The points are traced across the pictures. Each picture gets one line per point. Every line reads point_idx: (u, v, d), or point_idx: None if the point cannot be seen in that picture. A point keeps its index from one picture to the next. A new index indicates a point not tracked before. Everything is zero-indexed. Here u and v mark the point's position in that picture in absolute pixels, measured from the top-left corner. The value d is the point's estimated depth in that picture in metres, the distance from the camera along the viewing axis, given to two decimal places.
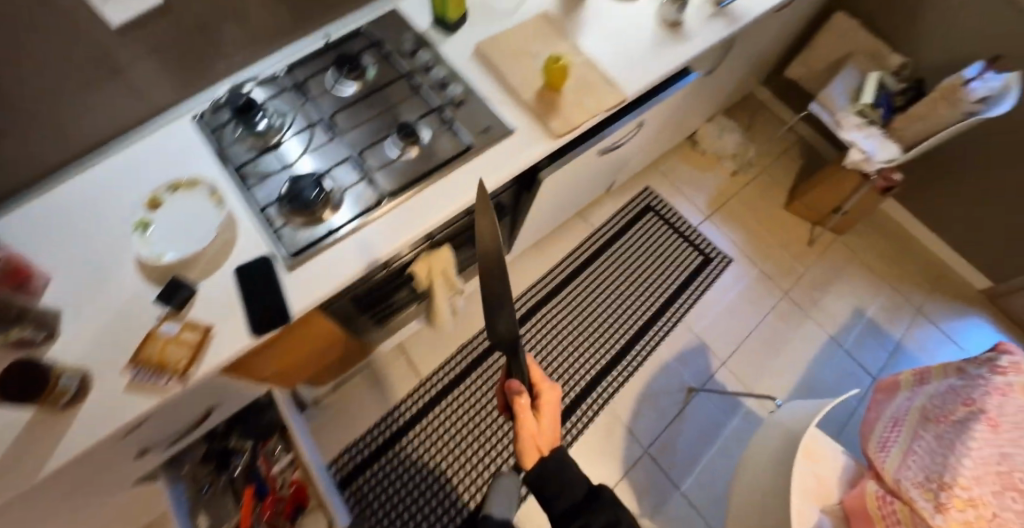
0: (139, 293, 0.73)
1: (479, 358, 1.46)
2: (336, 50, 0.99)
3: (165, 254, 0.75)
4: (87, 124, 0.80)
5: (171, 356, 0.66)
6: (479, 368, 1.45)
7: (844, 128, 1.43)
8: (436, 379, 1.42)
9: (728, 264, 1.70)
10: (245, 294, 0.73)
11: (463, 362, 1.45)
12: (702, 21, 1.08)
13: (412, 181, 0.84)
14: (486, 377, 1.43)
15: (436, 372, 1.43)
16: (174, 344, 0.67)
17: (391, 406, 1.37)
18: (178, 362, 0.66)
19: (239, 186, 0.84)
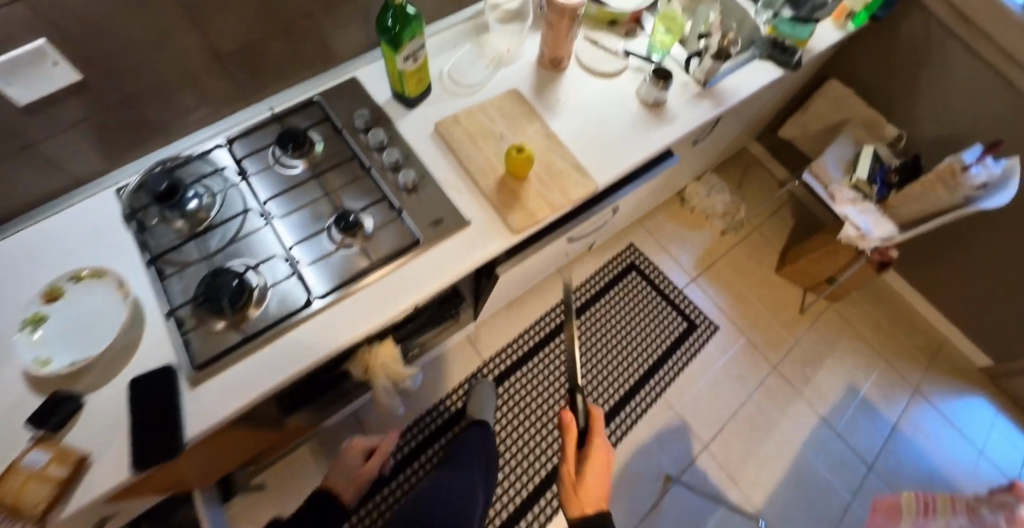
0: (17, 401, 0.67)
1: (536, 347, 1.56)
2: (281, 121, 0.92)
3: (52, 360, 0.67)
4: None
5: (28, 499, 0.57)
6: (536, 356, 1.54)
7: (838, 202, 1.35)
8: (494, 365, 1.51)
9: (713, 332, 1.61)
10: (134, 416, 0.66)
11: (520, 351, 1.55)
12: (685, 103, 1.02)
13: (347, 280, 0.77)
14: (543, 366, 1.53)
15: (492, 360, 1.52)
16: (37, 481, 0.58)
17: (434, 405, 1.44)
18: (34, 507, 0.57)
19: (153, 276, 0.76)
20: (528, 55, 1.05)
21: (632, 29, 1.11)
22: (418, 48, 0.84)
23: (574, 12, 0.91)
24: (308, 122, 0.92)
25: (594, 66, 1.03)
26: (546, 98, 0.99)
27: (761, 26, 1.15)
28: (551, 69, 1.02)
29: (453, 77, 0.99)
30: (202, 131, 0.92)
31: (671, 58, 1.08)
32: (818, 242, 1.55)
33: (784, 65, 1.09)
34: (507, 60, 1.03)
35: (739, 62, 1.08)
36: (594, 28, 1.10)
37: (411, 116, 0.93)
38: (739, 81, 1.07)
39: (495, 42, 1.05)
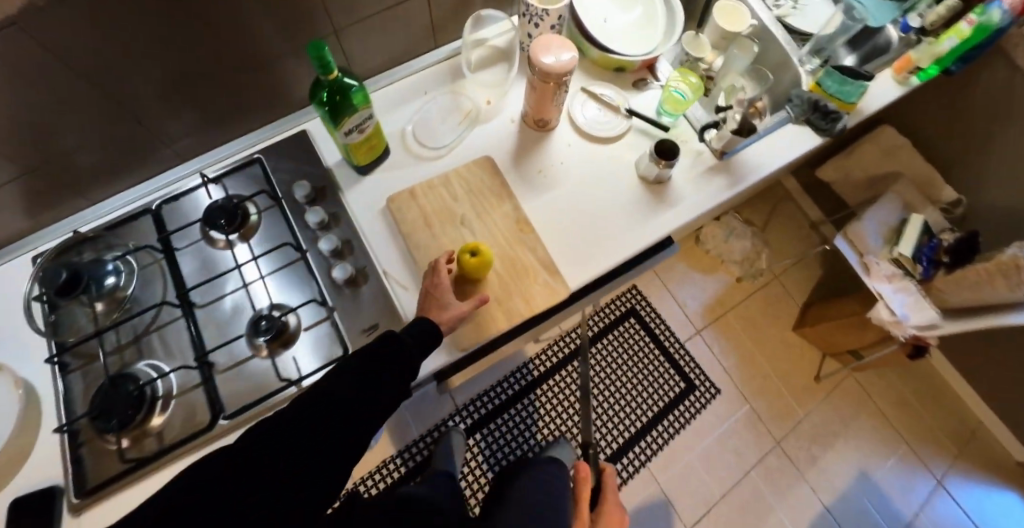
0: None
1: (534, 379, 1.48)
2: (221, 183, 0.79)
3: None
4: None
5: None
6: (534, 389, 1.47)
7: (873, 276, 1.15)
8: (488, 398, 1.45)
9: (713, 397, 1.46)
10: None
11: (518, 383, 1.48)
12: (693, 182, 0.85)
13: (257, 398, 0.70)
14: (539, 400, 1.46)
15: (487, 393, 1.46)
16: None
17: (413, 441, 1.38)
18: None
19: (55, 370, 0.71)
20: (511, 110, 0.89)
21: (643, 79, 0.93)
22: (363, 119, 0.70)
23: (562, 77, 0.75)
24: (243, 189, 0.80)
25: (590, 129, 0.87)
26: (524, 169, 0.84)
27: (803, 79, 0.92)
28: (536, 128, 0.88)
29: (418, 138, 0.85)
30: (134, 189, 0.82)
31: (686, 118, 0.89)
32: (842, 306, 1.34)
33: (818, 131, 0.87)
34: (485, 114, 0.89)
35: (769, 126, 0.88)
36: (595, 77, 0.93)
37: (365, 184, 0.81)
38: (766, 151, 0.86)
39: (473, 93, 0.91)
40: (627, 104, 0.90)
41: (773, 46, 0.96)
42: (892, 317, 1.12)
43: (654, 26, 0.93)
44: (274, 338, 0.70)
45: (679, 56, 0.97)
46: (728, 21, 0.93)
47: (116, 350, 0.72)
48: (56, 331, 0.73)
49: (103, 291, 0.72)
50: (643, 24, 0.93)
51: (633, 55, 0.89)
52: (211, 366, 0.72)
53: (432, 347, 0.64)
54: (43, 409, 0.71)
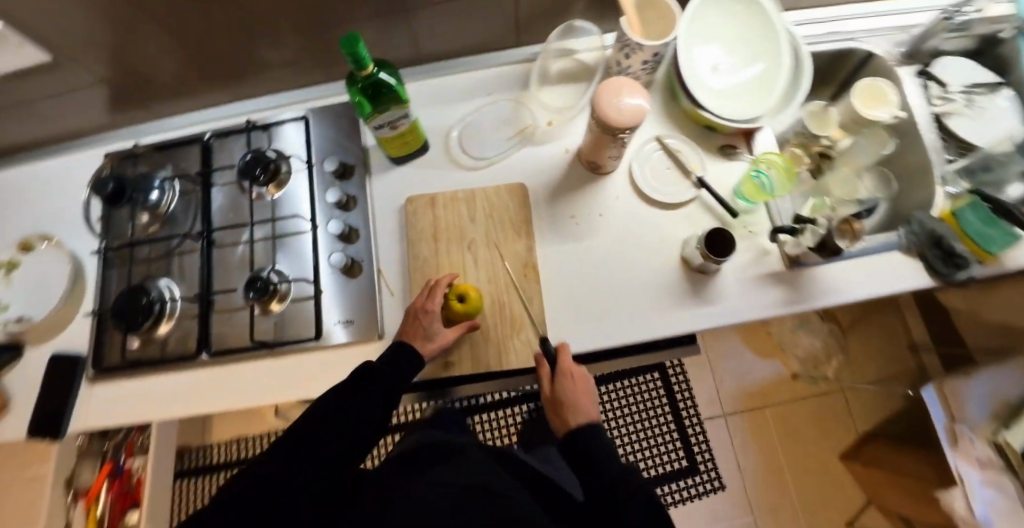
0: None
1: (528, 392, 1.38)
2: (267, 132, 0.80)
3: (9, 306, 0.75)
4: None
5: None
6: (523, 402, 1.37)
7: (959, 453, 0.86)
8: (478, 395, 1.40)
9: (715, 490, 1.26)
10: (41, 389, 0.72)
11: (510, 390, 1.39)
12: (743, 285, 0.70)
13: (236, 348, 0.71)
14: (524, 412, 1.37)
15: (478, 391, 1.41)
16: None
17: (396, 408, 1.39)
18: None
19: (101, 262, 0.77)
20: (570, 138, 0.79)
21: (733, 145, 0.77)
22: (396, 117, 0.66)
23: (619, 131, 0.62)
24: (283, 144, 0.80)
25: (652, 192, 0.74)
26: (556, 209, 0.75)
27: (937, 201, 0.73)
28: (588, 168, 0.76)
29: (464, 146, 0.79)
30: (197, 114, 0.86)
31: (767, 206, 0.73)
32: (893, 457, 1.08)
33: (933, 274, 0.68)
34: (541, 135, 0.79)
35: (867, 248, 0.70)
36: (678, 128, 0.79)
37: (394, 175, 0.79)
38: (851, 276, 0.69)
39: (537, 109, 0.81)
40: (701, 172, 0.76)
41: (917, 149, 0.76)
42: (967, 513, 0.87)
43: (771, 85, 0.75)
44: (265, 296, 0.69)
45: (794, 126, 0.81)
46: (866, 102, 0.74)
47: (151, 257, 0.77)
48: (107, 233, 0.79)
49: (147, 204, 0.76)
50: (756, 82, 0.77)
51: (730, 118, 0.74)
52: (213, 303, 0.73)
53: (409, 372, 0.65)
54: (87, 286, 0.78)
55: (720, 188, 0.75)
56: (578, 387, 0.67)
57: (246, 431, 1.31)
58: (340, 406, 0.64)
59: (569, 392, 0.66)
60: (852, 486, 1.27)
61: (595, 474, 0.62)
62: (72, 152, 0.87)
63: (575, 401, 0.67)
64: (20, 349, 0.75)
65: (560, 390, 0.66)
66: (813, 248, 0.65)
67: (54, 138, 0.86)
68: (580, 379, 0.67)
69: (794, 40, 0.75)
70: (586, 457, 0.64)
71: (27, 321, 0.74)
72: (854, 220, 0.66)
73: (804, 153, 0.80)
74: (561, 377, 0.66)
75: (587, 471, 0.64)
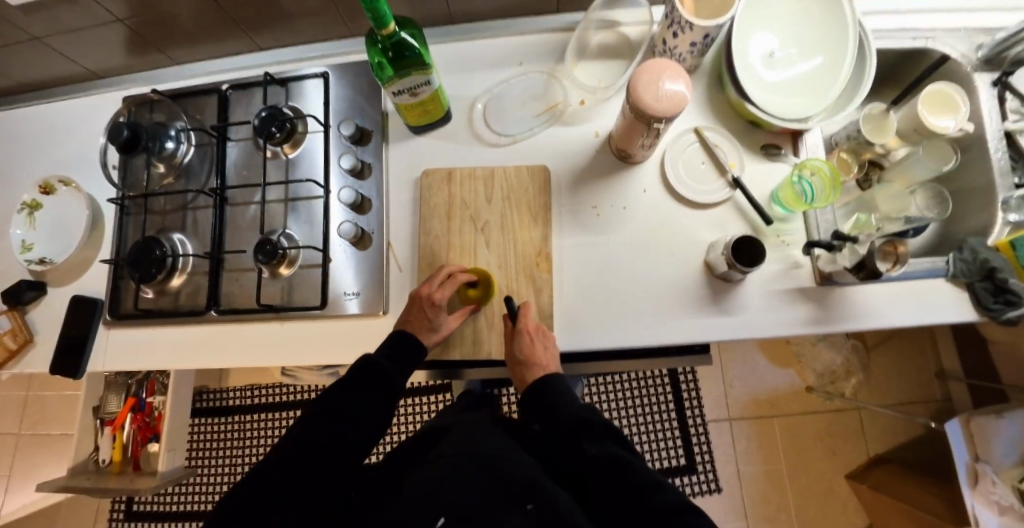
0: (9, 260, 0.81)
1: None
2: (285, 87, 0.78)
3: (34, 246, 0.77)
4: (21, 63, 0.81)
5: None
6: None
7: (977, 494, 0.85)
8: None
9: (711, 491, 1.25)
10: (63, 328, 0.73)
11: None
12: (767, 299, 0.66)
13: (243, 307, 0.71)
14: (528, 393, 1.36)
15: None
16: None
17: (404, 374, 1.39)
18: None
19: (117, 209, 0.77)
20: (600, 122, 0.73)
21: (778, 144, 0.71)
22: (416, 84, 0.63)
23: (653, 121, 0.57)
24: (302, 101, 0.77)
25: (683, 190, 0.69)
26: (577, 197, 0.71)
27: (995, 229, 0.66)
28: (617, 156, 0.71)
29: (488, 119, 0.75)
30: (217, 62, 0.83)
31: (805, 216, 0.68)
32: (906, 490, 1.05)
33: (977, 306, 0.63)
34: (571, 116, 0.74)
35: (908, 273, 0.64)
36: (719, 119, 0.73)
37: (411, 144, 0.75)
38: (886, 301, 0.65)
39: (569, 86, 0.75)
40: (739, 170, 0.70)
41: (980, 165, 0.69)
42: None
43: (829, 81, 0.68)
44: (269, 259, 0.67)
45: (847, 129, 0.73)
46: (930, 107, 0.67)
47: (167, 208, 0.77)
48: (124, 181, 0.78)
49: (162, 153, 0.75)
50: (812, 76, 0.70)
51: (778, 115, 0.68)
52: (223, 261, 0.73)
53: (409, 363, 0.64)
54: (104, 232, 0.78)
55: (755, 190, 0.69)
56: (541, 347, 0.62)
57: (265, 382, 1.30)
58: (339, 409, 0.64)
59: (531, 355, 0.62)
60: (853, 507, 1.24)
61: (574, 440, 0.62)
62: (89, 91, 0.86)
63: (538, 357, 0.62)
64: (45, 289, 0.77)
65: (524, 354, 0.62)
66: (849, 269, 0.60)
67: (75, 77, 0.86)
68: (543, 337, 0.63)
69: (861, 31, 0.67)
70: (561, 433, 0.63)
71: (49, 263, 0.75)
72: (900, 241, 0.59)
73: (853, 160, 0.74)
74: (524, 339, 0.62)
75: (565, 446, 0.63)
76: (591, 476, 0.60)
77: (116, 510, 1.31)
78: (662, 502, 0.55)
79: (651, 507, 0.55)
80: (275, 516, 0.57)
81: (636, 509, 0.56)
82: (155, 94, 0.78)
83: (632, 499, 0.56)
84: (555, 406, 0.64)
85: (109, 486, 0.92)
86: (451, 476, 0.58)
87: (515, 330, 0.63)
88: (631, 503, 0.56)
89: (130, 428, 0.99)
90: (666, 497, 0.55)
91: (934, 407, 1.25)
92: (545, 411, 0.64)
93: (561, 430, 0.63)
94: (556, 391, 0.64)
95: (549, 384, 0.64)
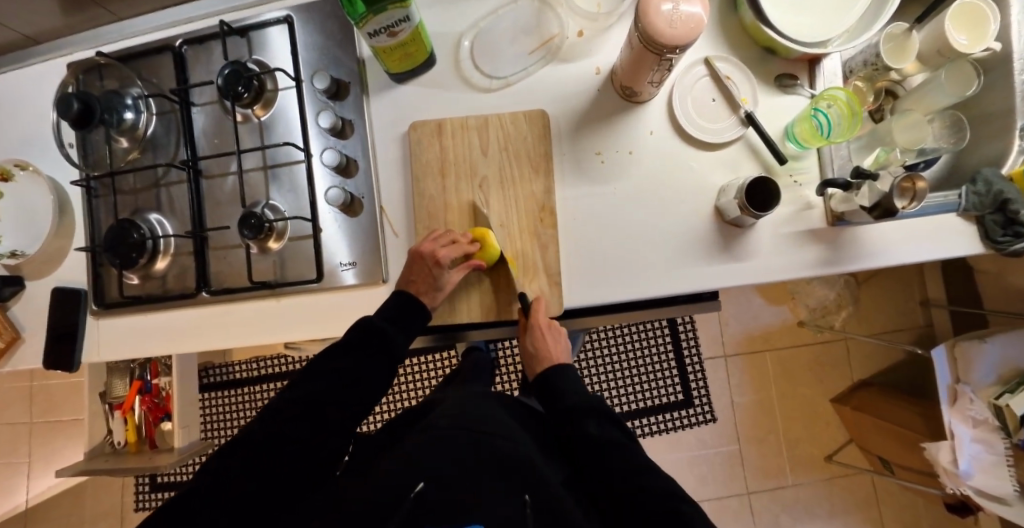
0: None
1: None
2: (246, 38, 0.69)
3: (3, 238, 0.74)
4: None
5: None
6: None
7: (955, 410, 0.91)
8: None
9: (707, 419, 1.31)
10: (50, 324, 0.71)
11: None
12: (776, 241, 0.64)
13: (238, 286, 0.68)
14: None
15: None
16: None
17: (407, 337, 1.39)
18: None
19: (83, 191, 0.71)
20: (601, 55, 0.67)
21: (795, 74, 0.66)
22: (393, 20, 0.54)
23: (665, 50, 0.51)
24: (267, 53, 0.69)
25: (692, 130, 0.65)
26: (580, 145, 0.67)
27: (1011, 157, 0.65)
28: (621, 95, 0.66)
29: (476, 59, 0.68)
30: (163, 13, 0.74)
31: (819, 152, 0.65)
32: (892, 410, 1.10)
33: (986, 239, 0.63)
34: (568, 51, 0.67)
35: (922, 208, 0.62)
36: (731, 47, 0.67)
37: (395, 95, 0.69)
38: (898, 237, 0.64)
39: (565, 15, 0.67)
40: (751, 105, 0.65)
41: (1001, 89, 0.66)
42: (951, 466, 0.93)
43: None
44: (256, 231, 0.63)
45: (864, 54, 0.70)
46: (956, 25, 0.63)
47: (137, 185, 0.71)
48: (86, 159, 0.72)
49: (121, 125, 0.69)
50: None
51: (796, 40, 0.62)
52: (207, 239, 0.69)
53: (409, 324, 0.64)
54: (74, 217, 0.74)
55: (768, 126, 0.66)
56: (551, 339, 0.65)
57: (267, 352, 1.31)
58: (338, 372, 0.63)
59: (542, 346, 0.65)
60: (837, 425, 1.32)
61: (574, 417, 0.63)
62: (26, 62, 0.77)
63: (547, 350, 0.65)
64: (23, 283, 0.74)
65: (536, 348, 0.65)
66: (865, 208, 0.56)
67: (10, 45, 0.77)
68: (554, 334, 0.65)
69: None
70: (567, 415, 0.63)
71: (22, 256, 0.72)
72: (919, 177, 0.56)
73: (867, 89, 0.72)
74: (535, 333, 0.64)
75: (565, 424, 0.64)
76: (589, 453, 0.60)
77: (139, 485, 1.36)
78: (657, 485, 0.56)
79: (644, 490, 0.56)
80: (241, 480, 0.56)
81: (631, 487, 0.57)
82: (100, 57, 0.70)
83: (627, 475, 0.58)
84: (563, 390, 0.66)
85: (130, 465, 0.94)
86: (438, 443, 0.54)
87: (527, 325, 0.64)
88: (623, 484, 0.57)
89: (141, 409, 1.02)
90: (661, 482, 0.57)
91: (918, 333, 1.30)
92: (552, 396, 0.66)
93: (565, 411, 0.64)
94: (567, 379, 0.67)
95: (565, 373, 0.68)
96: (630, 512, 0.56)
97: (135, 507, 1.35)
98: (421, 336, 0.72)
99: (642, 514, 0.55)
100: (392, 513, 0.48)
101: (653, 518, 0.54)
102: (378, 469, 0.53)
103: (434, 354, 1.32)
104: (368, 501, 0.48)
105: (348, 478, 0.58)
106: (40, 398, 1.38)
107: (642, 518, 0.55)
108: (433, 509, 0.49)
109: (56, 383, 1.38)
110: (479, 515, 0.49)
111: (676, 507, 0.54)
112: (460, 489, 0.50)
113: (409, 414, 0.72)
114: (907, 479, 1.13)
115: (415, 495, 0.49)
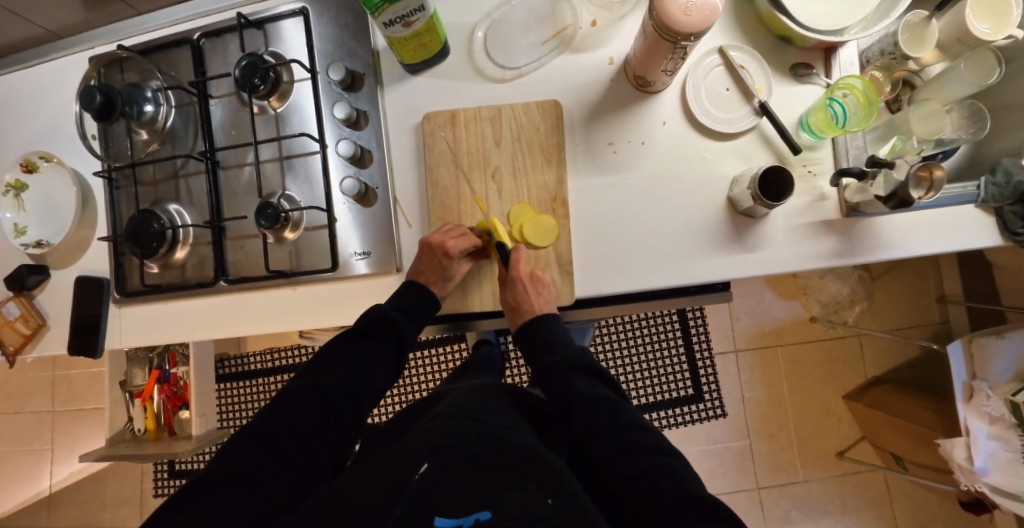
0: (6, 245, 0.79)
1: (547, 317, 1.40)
2: (262, 30, 0.70)
3: (26, 228, 0.76)
4: None
5: (7, 337, 0.75)
6: None
7: (970, 407, 0.90)
8: None
9: (717, 415, 1.31)
10: (75, 311, 0.73)
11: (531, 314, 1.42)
12: (790, 232, 0.64)
13: (255, 275, 0.69)
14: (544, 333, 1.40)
15: None
16: (10, 328, 0.75)
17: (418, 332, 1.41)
18: (9, 345, 0.75)
19: (104, 183, 0.73)
20: (615, 45, 0.67)
21: (810, 63, 0.66)
22: (409, 10, 0.55)
23: (680, 38, 0.51)
24: (283, 45, 0.70)
25: (705, 119, 0.64)
26: (592, 134, 0.67)
27: None
28: (635, 85, 0.66)
29: (489, 50, 0.68)
30: (181, 7, 0.75)
31: (833, 142, 0.64)
32: (904, 406, 1.09)
33: (1003, 231, 0.62)
34: (582, 40, 0.67)
35: (940, 200, 0.62)
36: (746, 36, 0.66)
37: (408, 86, 0.70)
38: (910, 229, 0.63)
39: (578, 4, 0.67)
40: (765, 95, 0.65)
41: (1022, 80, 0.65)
42: (966, 462, 0.91)
43: None
44: (272, 222, 0.64)
45: (882, 43, 0.69)
46: (978, 13, 0.63)
47: (158, 177, 0.73)
48: (109, 152, 0.74)
49: (142, 117, 0.71)
50: None
51: (813, 29, 0.62)
52: (225, 229, 0.70)
53: (420, 316, 0.65)
54: (96, 209, 0.76)
55: (782, 116, 0.65)
56: (534, 293, 0.63)
57: (279, 344, 1.34)
58: (350, 360, 0.66)
59: (524, 300, 0.63)
60: (848, 422, 1.31)
61: (563, 373, 0.62)
62: (49, 57, 0.80)
63: (530, 303, 0.63)
64: (48, 273, 0.76)
65: (516, 300, 0.63)
66: (880, 198, 0.56)
67: (35, 40, 0.79)
68: (536, 284, 0.63)
69: None
70: (553, 376, 0.63)
71: (47, 245, 0.74)
72: (936, 165, 0.56)
73: (885, 79, 0.71)
74: (517, 286, 0.63)
75: (556, 386, 0.63)
76: (577, 411, 0.60)
77: (158, 472, 1.39)
78: (644, 441, 0.56)
79: (629, 444, 0.56)
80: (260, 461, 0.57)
81: (615, 444, 0.56)
82: (121, 51, 0.71)
83: (615, 431, 0.57)
84: (554, 346, 0.65)
85: (149, 451, 0.97)
86: (443, 434, 0.55)
87: (509, 277, 0.63)
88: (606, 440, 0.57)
89: (160, 398, 1.05)
90: (648, 437, 0.57)
91: (932, 330, 1.28)
92: (541, 349, 0.66)
93: (553, 369, 0.64)
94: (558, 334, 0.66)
95: (551, 325, 0.65)
96: (614, 470, 0.55)
97: (153, 493, 1.39)
98: (432, 326, 0.74)
99: (631, 466, 0.54)
100: (399, 496, 0.48)
101: (642, 470, 0.53)
102: (388, 458, 0.54)
103: (445, 347, 1.34)
104: (379, 485, 0.49)
105: (359, 463, 0.59)
106: (62, 389, 1.42)
107: (632, 466, 0.54)
108: (433, 493, 0.48)
109: (77, 376, 1.42)
110: (487, 505, 0.47)
111: (661, 462, 0.53)
112: (465, 479, 0.50)
113: (421, 405, 0.73)
114: (921, 476, 1.11)
115: (418, 479, 0.49)
